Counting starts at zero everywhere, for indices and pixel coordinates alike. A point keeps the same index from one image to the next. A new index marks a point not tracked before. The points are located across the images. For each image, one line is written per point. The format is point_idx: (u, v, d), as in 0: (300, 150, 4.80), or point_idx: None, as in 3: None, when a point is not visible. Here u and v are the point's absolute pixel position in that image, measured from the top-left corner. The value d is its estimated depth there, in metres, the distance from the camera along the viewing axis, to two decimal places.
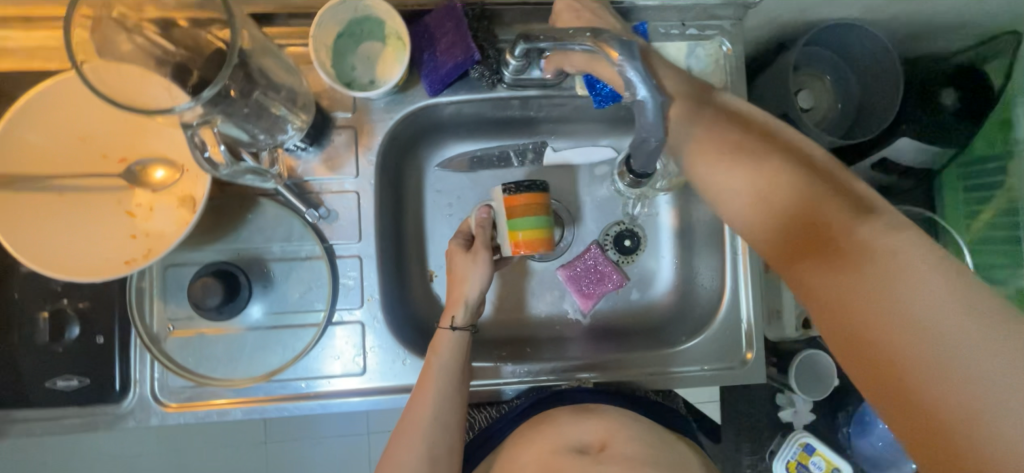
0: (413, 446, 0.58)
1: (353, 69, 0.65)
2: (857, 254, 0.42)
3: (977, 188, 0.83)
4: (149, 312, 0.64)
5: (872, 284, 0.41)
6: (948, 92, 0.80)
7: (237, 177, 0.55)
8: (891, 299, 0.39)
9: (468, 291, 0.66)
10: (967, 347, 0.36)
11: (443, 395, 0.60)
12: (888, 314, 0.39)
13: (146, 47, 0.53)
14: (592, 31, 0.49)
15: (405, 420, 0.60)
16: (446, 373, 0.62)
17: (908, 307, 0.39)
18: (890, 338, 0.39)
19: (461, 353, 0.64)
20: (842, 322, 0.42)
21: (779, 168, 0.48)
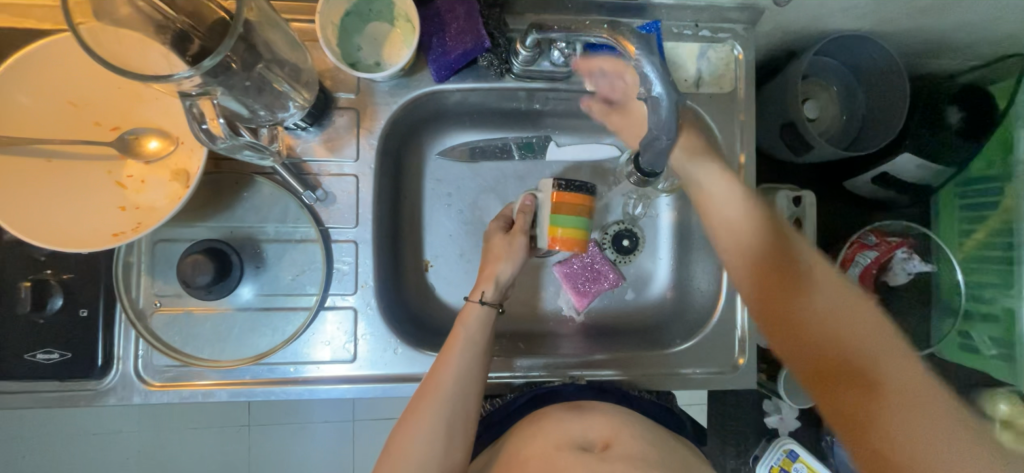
0: (433, 409, 0.59)
1: (358, 50, 0.64)
2: (821, 324, 0.51)
3: (972, 208, 0.84)
4: (135, 287, 0.62)
5: (838, 349, 0.50)
6: (953, 110, 0.81)
7: (235, 152, 0.53)
8: (854, 362, 0.49)
9: (504, 272, 0.68)
10: (904, 388, 0.46)
11: (467, 362, 0.62)
12: (857, 372, 0.48)
13: (145, 10, 0.50)
14: (609, 24, 0.49)
15: (427, 383, 0.61)
16: (470, 344, 0.63)
17: (869, 366, 0.48)
18: (853, 381, 0.48)
19: (487, 327, 0.65)
20: (819, 384, 0.50)
21: (749, 240, 0.57)
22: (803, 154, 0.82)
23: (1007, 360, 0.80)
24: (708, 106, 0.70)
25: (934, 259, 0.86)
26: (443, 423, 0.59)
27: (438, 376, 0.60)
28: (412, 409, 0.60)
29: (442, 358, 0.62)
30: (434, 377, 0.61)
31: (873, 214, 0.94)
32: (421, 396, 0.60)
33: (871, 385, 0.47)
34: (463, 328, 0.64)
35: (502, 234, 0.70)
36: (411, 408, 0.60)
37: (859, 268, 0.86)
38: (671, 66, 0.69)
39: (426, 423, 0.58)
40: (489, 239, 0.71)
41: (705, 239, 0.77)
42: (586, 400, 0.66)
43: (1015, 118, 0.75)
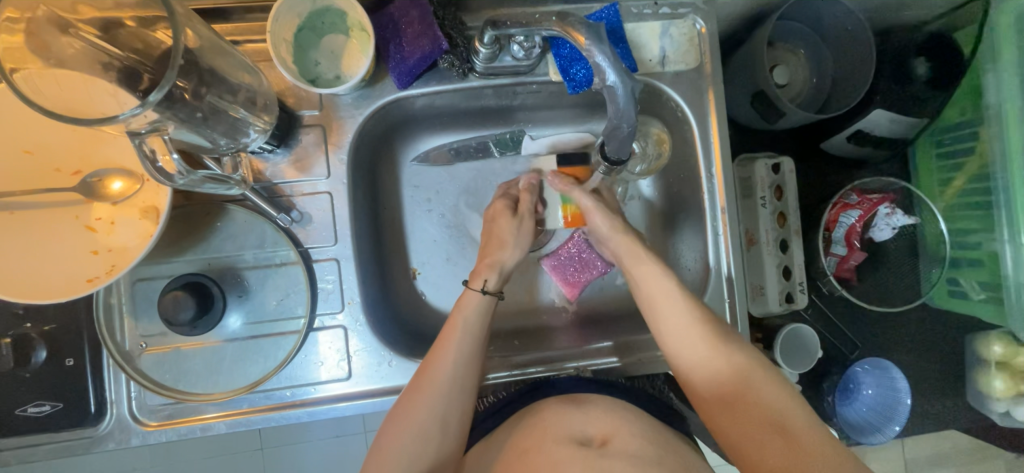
0: (425, 403, 0.58)
1: (316, 64, 0.62)
2: (730, 379, 0.57)
3: (951, 155, 0.85)
4: (120, 331, 0.61)
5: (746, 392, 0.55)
6: (919, 62, 0.81)
7: (196, 186, 0.52)
8: (755, 405, 0.54)
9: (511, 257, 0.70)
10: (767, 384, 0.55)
11: (462, 356, 0.61)
12: (760, 413, 0.53)
13: (88, 51, 0.50)
14: (558, 16, 0.49)
15: (422, 378, 0.60)
16: (469, 332, 0.63)
17: (772, 411, 0.53)
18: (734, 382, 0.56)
19: (485, 316, 0.65)
20: (738, 431, 0.53)
21: (675, 319, 0.61)
22: (776, 122, 0.82)
23: (996, 303, 0.80)
24: (676, 84, 0.69)
25: (916, 212, 0.87)
26: (439, 413, 0.58)
27: (436, 364, 0.60)
28: (408, 400, 0.59)
29: (438, 348, 0.62)
30: (433, 366, 0.60)
31: (855, 172, 0.95)
32: (417, 386, 0.59)
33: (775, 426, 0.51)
34: (463, 317, 0.64)
35: (509, 216, 0.71)
36: (406, 400, 0.59)
37: (844, 228, 0.87)
38: (635, 48, 0.68)
39: (421, 418, 0.58)
40: (494, 220, 0.71)
41: (690, 217, 0.75)
42: (585, 392, 0.65)
43: (983, 61, 0.75)
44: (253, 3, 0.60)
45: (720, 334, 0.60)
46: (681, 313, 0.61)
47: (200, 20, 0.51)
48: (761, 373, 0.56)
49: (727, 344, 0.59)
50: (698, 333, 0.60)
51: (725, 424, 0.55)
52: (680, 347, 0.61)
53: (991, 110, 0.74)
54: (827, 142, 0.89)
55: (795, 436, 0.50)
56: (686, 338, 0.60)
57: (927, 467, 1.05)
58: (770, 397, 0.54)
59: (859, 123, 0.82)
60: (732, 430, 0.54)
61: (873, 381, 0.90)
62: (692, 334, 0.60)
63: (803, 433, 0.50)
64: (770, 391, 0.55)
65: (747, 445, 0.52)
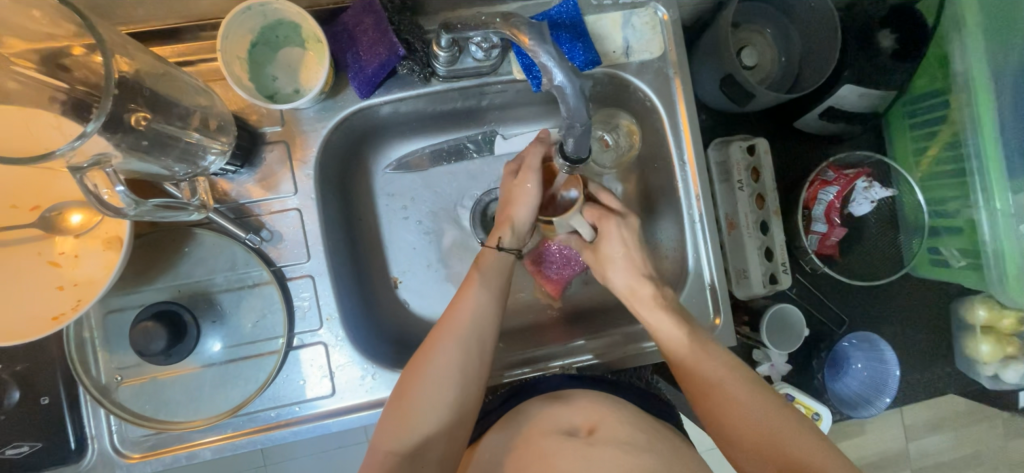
0: (445, 355, 0.59)
1: (274, 79, 0.61)
2: (714, 378, 0.59)
3: (924, 125, 0.84)
4: (93, 365, 0.60)
5: (733, 391, 0.57)
6: (885, 34, 0.81)
7: (150, 216, 0.51)
8: (742, 408, 0.56)
9: (525, 216, 0.67)
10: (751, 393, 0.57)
11: (481, 308, 0.62)
12: (749, 421, 0.55)
13: (31, 84, 0.49)
14: (503, 17, 0.48)
15: (439, 329, 0.61)
16: (485, 292, 0.64)
17: (759, 417, 0.55)
18: (727, 385, 0.58)
19: (503, 272, 0.67)
20: (735, 436, 0.55)
21: (659, 322, 0.64)
22: (748, 104, 0.82)
23: (977, 269, 0.80)
24: (642, 74, 0.69)
25: (895, 184, 0.87)
26: (454, 387, 0.58)
27: (444, 345, 0.59)
28: (421, 357, 0.59)
29: (442, 331, 0.60)
30: (439, 348, 0.59)
31: (833, 148, 0.94)
32: (417, 371, 0.58)
33: (765, 431, 0.53)
34: (480, 291, 0.64)
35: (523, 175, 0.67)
36: (424, 354, 0.59)
37: (823, 205, 0.87)
38: (598, 40, 0.67)
39: (430, 399, 0.56)
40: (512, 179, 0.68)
41: (666, 206, 0.75)
42: (572, 388, 0.64)
43: (947, 30, 0.74)
44: (203, 21, 0.59)
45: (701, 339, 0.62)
46: (666, 319, 0.63)
47: (137, 45, 0.50)
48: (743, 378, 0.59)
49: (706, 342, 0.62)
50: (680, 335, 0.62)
51: (718, 426, 0.57)
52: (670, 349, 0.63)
53: (957, 78, 0.74)
54: (799, 121, 0.89)
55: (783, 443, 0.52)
56: (671, 338, 0.63)
57: (923, 433, 1.05)
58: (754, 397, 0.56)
59: (829, 100, 0.81)
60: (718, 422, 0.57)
61: (863, 355, 0.91)
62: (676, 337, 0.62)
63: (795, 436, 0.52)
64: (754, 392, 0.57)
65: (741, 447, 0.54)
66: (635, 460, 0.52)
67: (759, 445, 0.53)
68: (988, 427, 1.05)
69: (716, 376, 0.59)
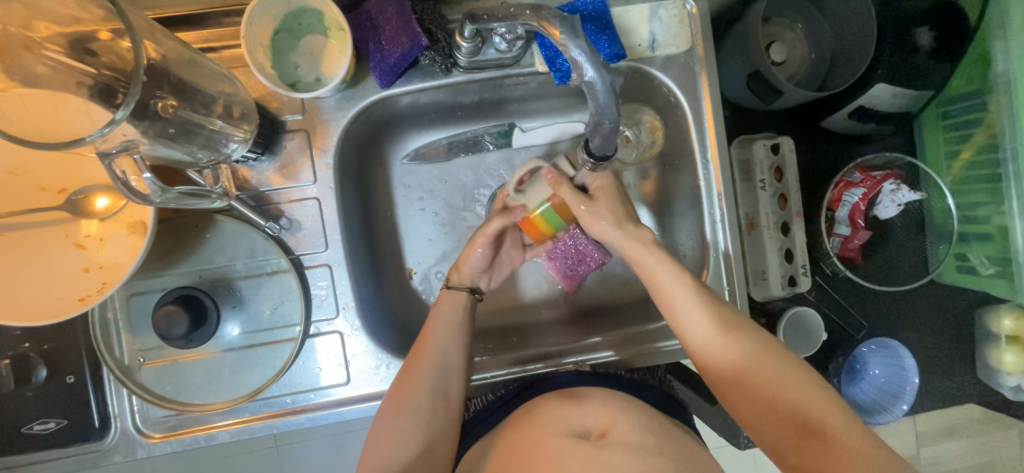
0: (420, 386, 0.60)
1: (296, 68, 0.61)
2: (744, 367, 0.55)
3: (958, 127, 0.81)
4: (117, 345, 0.61)
5: (771, 383, 0.54)
6: (923, 31, 0.79)
7: (174, 203, 0.51)
8: (772, 397, 0.53)
9: (472, 263, 0.68)
10: (796, 384, 0.53)
11: (445, 343, 0.63)
12: (794, 411, 0.52)
13: (61, 68, 0.49)
14: (533, 8, 0.47)
15: (411, 361, 0.62)
16: (452, 325, 0.64)
17: (801, 405, 0.52)
18: (769, 375, 0.54)
19: (466, 308, 0.67)
20: (762, 428, 0.54)
21: (687, 309, 0.58)
22: (775, 102, 0.80)
23: (1005, 278, 0.78)
24: (667, 68, 0.67)
25: (923, 189, 0.84)
26: (425, 414, 0.59)
27: (418, 372, 0.61)
28: (398, 389, 0.60)
29: (417, 361, 0.62)
30: (414, 377, 0.60)
31: (860, 148, 0.91)
32: (397, 404, 0.59)
33: (814, 423, 0.51)
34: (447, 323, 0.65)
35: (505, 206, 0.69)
36: (399, 385, 0.60)
37: (847, 207, 0.85)
38: (624, 33, 0.65)
39: (410, 418, 0.59)
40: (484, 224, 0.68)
41: (687, 204, 0.73)
42: (585, 387, 0.64)
43: (989, 28, 0.72)
44: (227, 7, 0.60)
45: (733, 332, 0.57)
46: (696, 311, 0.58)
47: (164, 31, 0.50)
48: (784, 363, 0.55)
49: (738, 333, 0.57)
50: (711, 337, 0.57)
51: (751, 419, 0.54)
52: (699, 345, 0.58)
53: (1000, 78, 0.70)
54: (826, 120, 0.86)
55: (830, 435, 0.50)
56: (699, 325, 0.58)
57: (938, 440, 1.03)
58: (786, 380, 0.53)
59: (860, 99, 0.79)
60: (758, 423, 0.54)
61: (881, 360, 0.89)
62: (707, 340, 0.57)
63: (829, 423, 0.50)
64: (787, 374, 0.54)
65: (771, 439, 0.53)
66: (647, 463, 0.52)
67: (811, 438, 0.50)
68: (1008, 437, 1.03)
69: (750, 364, 0.55)
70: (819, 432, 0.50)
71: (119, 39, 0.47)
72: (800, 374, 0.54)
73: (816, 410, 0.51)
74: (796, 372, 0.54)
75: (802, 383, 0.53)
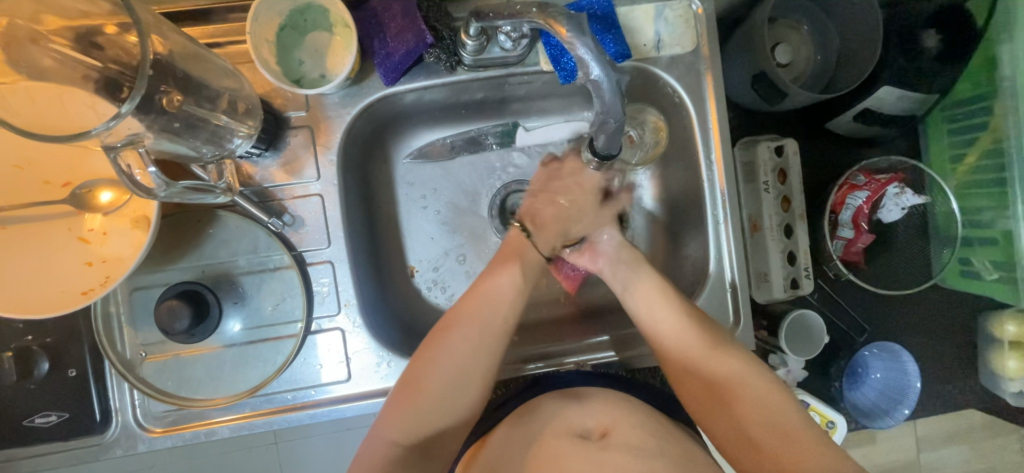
0: (446, 360, 0.60)
1: (300, 64, 0.61)
2: (718, 374, 0.60)
3: (963, 131, 0.81)
4: (119, 340, 0.61)
5: (739, 388, 0.59)
6: (930, 34, 0.77)
7: (178, 197, 0.51)
8: (739, 401, 0.58)
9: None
10: (759, 392, 0.58)
11: (480, 322, 0.63)
12: (759, 412, 0.56)
13: (66, 62, 0.49)
14: (539, 6, 0.47)
15: (435, 338, 0.62)
16: (489, 306, 0.65)
17: (766, 409, 0.57)
18: (740, 384, 0.59)
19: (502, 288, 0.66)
20: (730, 434, 0.57)
21: (664, 312, 0.64)
22: (779, 104, 0.79)
23: (1009, 282, 0.77)
24: (672, 68, 0.67)
25: (929, 191, 0.84)
26: (446, 386, 0.60)
27: (443, 351, 0.61)
28: (416, 366, 0.60)
29: (440, 338, 0.62)
30: (439, 354, 0.61)
31: (864, 151, 0.91)
32: (413, 382, 0.59)
33: (776, 426, 0.55)
34: (490, 306, 0.65)
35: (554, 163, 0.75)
36: (419, 362, 0.60)
37: (851, 210, 0.84)
38: (629, 32, 0.65)
39: (427, 394, 0.59)
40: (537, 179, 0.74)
41: (689, 206, 0.73)
42: (586, 387, 0.64)
43: (997, 31, 0.72)
44: (233, 3, 0.60)
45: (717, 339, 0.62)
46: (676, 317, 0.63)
47: (170, 26, 0.50)
48: (752, 373, 0.60)
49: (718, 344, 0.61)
50: (696, 345, 0.62)
51: (719, 424, 0.58)
52: (681, 351, 0.62)
53: (1006, 82, 0.71)
54: (831, 123, 0.86)
55: (792, 436, 0.54)
56: (678, 331, 0.62)
57: (941, 445, 1.03)
58: (753, 387, 0.59)
59: (867, 101, 0.78)
60: (725, 430, 0.58)
61: (884, 365, 0.89)
62: (696, 346, 0.61)
63: (790, 426, 0.55)
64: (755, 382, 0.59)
65: (738, 446, 0.56)
66: (647, 463, 0.52)
67: (775, 439, 0.54)
68: (1009, 443, 1.02)
69: (724, 373, 0.60)
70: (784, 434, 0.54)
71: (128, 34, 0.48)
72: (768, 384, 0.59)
73: (777, 414, 0.56)
74: (760, 382, 0.59)
75: (766, 390, 0.58)
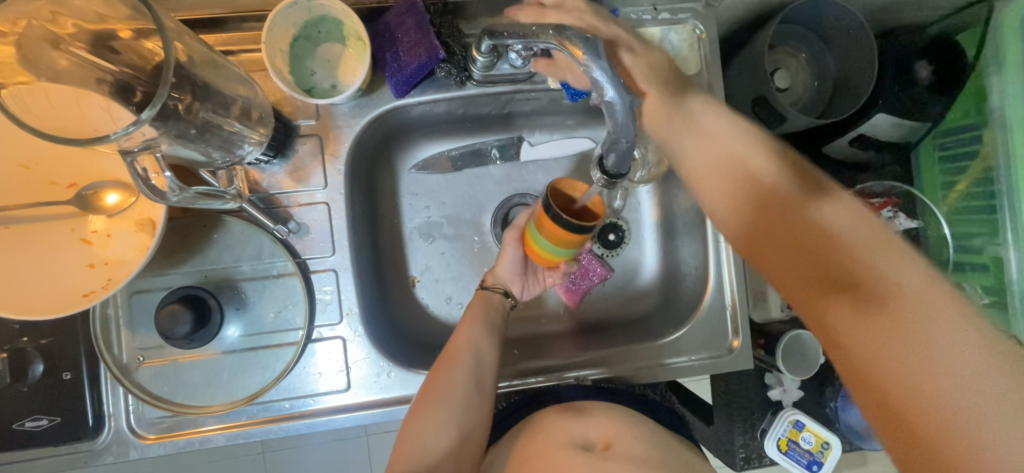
0: (456, 375, 0.60)
1: (312, 74, 0.62)
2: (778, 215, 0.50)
3: (954, 159, 0.84)
4: (116, 344, 0.61)
5: (819, 241, 0.47)
6: (922, 65, 0.79)
7: (192, 202, 0.51)
8: (813, 249, 0.47)
9: (507, 264, 0.69)
10: (844, 242, 0.46)
11: (481, 338, 0.64)
12: (841, 259, 0.46)
13: (81, 64, 0.50)
14: (555, 28, 0.47)
15: (445, 353, 0.62)
16: (484, 324, 0.65)
17: (855, 258, 0.45)
18: (818, 235, 0.47)
19: (497, 311, 0.68)
20: (812, 289, 0.47)
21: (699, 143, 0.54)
22: (779, 128, 0.80)
23: (1001, 309, 0.77)
24: None
25: (920, 216, 0.84)
26: (457, 408, 0.58)
27: (452, 367, 0.60)
28: (430, 379, 0.60)
29: (447, 357, 0.61)
30: (448, 371, 0.60)
31: (858, 175, 0.94)
32: (428, 397, 0.58)
33: (867, 274, 0.44)
34: (486, 322, 0.66)
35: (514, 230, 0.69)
36: (431, 378, 0.60)
37: None
38: None
39: (442, 408, 0.58)
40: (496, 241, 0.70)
41: (688, 225, 0.75)
42: (588, 400, 0.64)
43: (986, 65, 0.76)
44: (248, 12, 0.61)
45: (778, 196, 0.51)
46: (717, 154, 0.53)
47: (190, 33, 0.51)
48: (836, 215, 0.48)
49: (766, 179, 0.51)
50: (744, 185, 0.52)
51: (796, 282, 0.48)
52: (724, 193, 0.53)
53: (995, 114, 0.75)
54: (829, 145, 0.87)
55: (881, 288, 0.43)
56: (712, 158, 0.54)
57: None
58: (827, 226, 0.47)
59: (860, 128, 0.82)
60: (803, 286, 0.48)
61: None
62: (735, 174, 0.52)
63: (884, 273, 0.43)
64: (825, 220, 0.48)
65: (818, 298, 0.47)
66: None
67: (863, 286, 0.44)
68: None
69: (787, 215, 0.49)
70: (871, 289, 0.43)
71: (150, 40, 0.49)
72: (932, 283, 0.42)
73: (867, 261, 0.44)
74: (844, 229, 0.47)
75: (854, 235, 0.46)
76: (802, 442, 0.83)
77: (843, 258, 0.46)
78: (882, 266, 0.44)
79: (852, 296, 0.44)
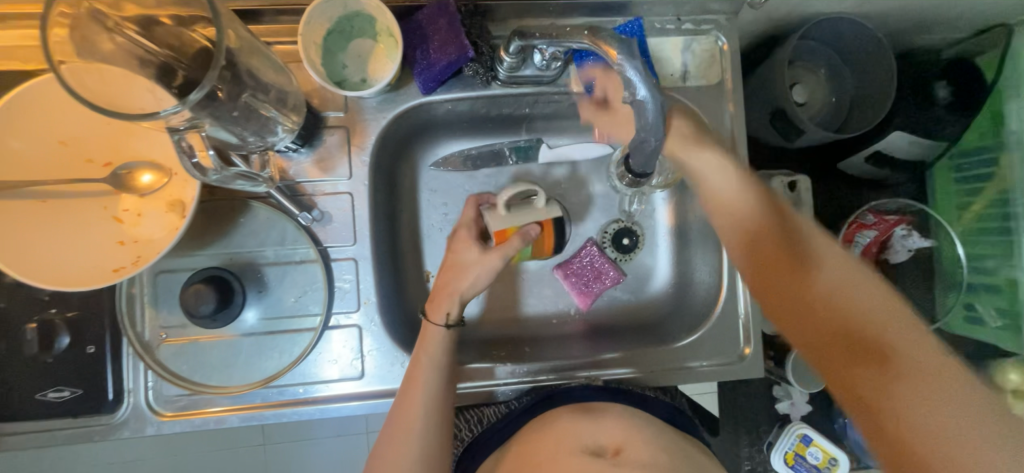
0: (411, 440, 0.59)
1: (343, 67, 0.64)
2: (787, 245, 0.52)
3: (967, 180, 0.83)
4: (140, 321, 0.62)
5: (833, 287, 0.49)
6: (941, 86, 0.84)
7: (228, 183, 0.55)
8: (820, 296, 0.49)
9: (467, 285, 0.65)
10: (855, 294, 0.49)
11: (431, 395, 0.61)
12: (845, 302, 0.48)
13: (127, 46, 0.52)
14: (590, 29, 0.49)
15: (399, 410, 0.60)
16: (439, 372, 0.62)
17: (864, 316, 0.47)
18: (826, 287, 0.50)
19: (449, 351, 0.64)
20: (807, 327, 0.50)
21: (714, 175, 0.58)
22: (796, 140, 0.82)
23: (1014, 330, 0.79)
24: (696, 98, 0.70)
25: (933, 238, 0.84)
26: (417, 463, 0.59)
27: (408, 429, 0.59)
28: (390, 437, 0.60)
29: (402, 419, 0.60)
30: (405, 437, 0.59)
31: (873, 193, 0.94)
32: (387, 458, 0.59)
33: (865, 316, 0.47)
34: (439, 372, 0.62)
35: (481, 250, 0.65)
36: (389, 439, 0.60)
37: (858, 249, 0.85)
38: (656, 61, 0.69)
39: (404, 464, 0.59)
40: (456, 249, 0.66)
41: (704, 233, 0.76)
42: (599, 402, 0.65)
43: (1004, 87, 0.77)
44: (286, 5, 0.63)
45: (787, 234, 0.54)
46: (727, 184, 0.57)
47: (238, 21, 0.52)
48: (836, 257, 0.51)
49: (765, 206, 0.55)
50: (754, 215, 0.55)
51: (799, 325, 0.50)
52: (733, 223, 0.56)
53: (1013, 136, 0.76)
54: (846, 162, 0.88)
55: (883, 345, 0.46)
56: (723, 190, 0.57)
57: None
58: (834, 272, 0.50)
59: (879, 144, 0.83)
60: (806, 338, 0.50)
61: None
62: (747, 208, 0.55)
63: (887, 330, 0.46)
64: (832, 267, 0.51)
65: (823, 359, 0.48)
66: None
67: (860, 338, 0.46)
68: None
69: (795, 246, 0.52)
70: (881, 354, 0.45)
71: (203, 28, 0.51)
72: (893, 299, 0.48)
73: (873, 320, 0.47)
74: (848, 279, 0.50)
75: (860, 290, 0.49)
76: (809, 457, 0.82)
77: (841, 301, 0.48)
78: (899, 331, 0.45)
79: (870, 363, 0.45)
